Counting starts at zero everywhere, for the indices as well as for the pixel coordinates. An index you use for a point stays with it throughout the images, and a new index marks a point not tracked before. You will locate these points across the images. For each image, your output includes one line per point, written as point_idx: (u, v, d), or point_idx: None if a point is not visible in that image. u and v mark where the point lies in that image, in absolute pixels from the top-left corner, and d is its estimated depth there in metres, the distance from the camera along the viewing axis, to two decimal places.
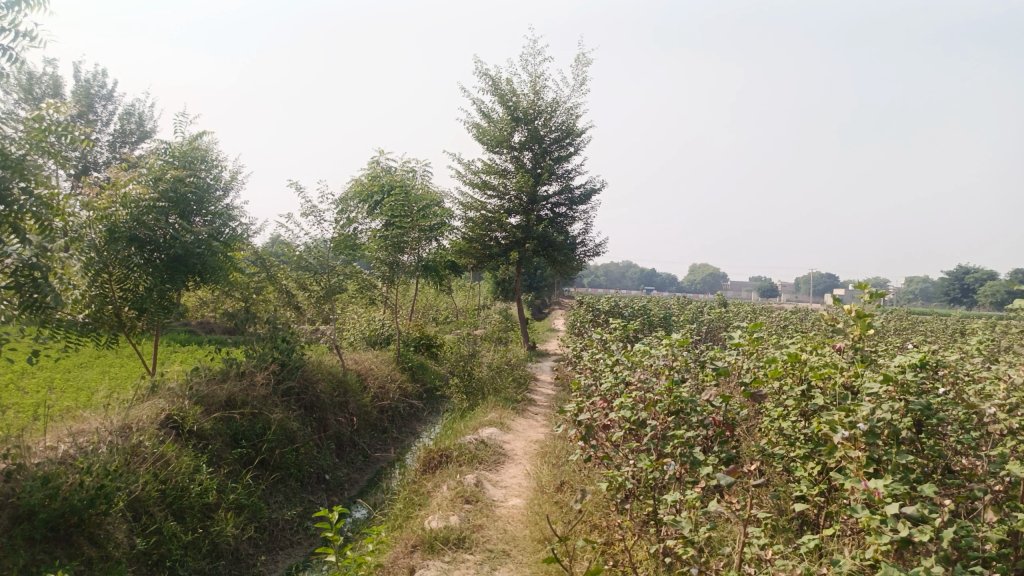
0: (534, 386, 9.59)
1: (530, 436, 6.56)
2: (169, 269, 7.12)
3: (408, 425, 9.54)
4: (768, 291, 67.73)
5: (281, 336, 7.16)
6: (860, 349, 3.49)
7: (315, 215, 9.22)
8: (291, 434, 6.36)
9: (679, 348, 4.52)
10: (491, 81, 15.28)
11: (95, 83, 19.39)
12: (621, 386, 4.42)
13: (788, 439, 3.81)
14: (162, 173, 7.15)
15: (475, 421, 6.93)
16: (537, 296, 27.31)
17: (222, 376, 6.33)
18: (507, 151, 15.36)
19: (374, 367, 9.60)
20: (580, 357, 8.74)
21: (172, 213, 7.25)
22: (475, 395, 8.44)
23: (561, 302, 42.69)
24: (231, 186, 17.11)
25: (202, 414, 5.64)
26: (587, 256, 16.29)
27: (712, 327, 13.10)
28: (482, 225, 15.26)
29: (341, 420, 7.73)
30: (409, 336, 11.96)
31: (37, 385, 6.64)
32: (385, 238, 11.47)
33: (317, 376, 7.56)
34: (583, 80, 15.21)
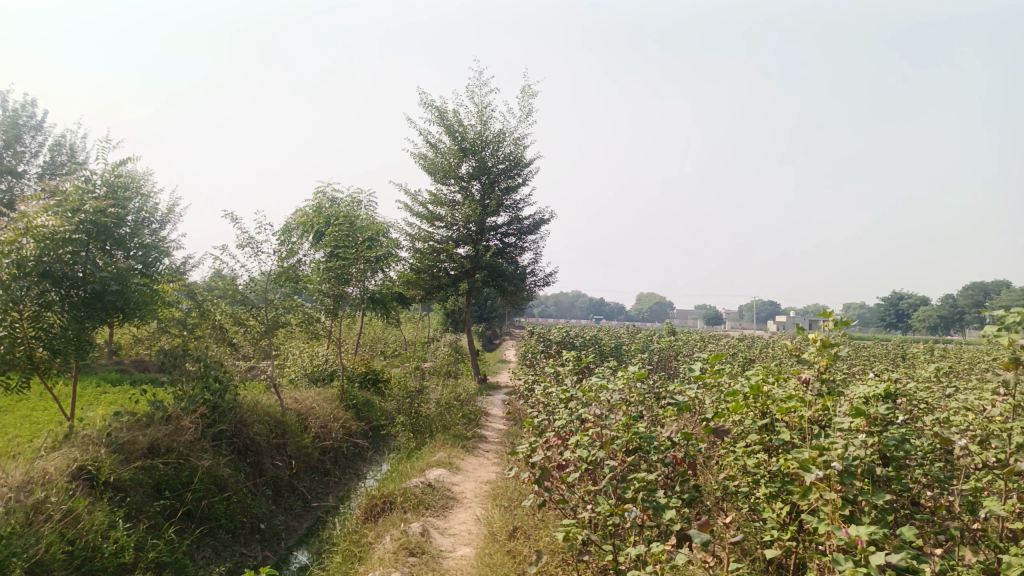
0: (485, 421, 9.25)
1: (481, 476, 6.22)
2: (86, 306, 6.66)
3: (352, 466, 9.09)
4: (714, 319, 68.87)
5: (212, 375, 6.70)
6: (827, 381, 3.27)
7: (252, 246, 8.78)
8: (221, 482, 5.89)
9: (636, 382, 4.30)
10: (437, 111, 15.11)
11: (23, 113, 18.51)
12: (575, 423, 4.17)
13: (752, 477, 3.60)
14: (79, 204, 6.67)
15: (423, 462, 6.56)
16: (487, 328, 27.04)
17: (144, 421, 5.85)
18: (454, 182, 15.15)
19: (316, 405, 9.15)
20: (532, 391, 8.46)
21: (89, 248, 6.79)
22: (423, 433, 8.07)
23: (511, 333, 42.46)
24: (167, 218, 16.47)
25: (121, 463, 5.16)
26: (537, 286, 16.11)
27: (664, 356, 13.00)
28: (430, 256, 14.94)
29: (279, 464, 7.28)
30: (354, 371, 11.51)
31: None
32: (328, 270, 11.04)
33: (252, 417, 7.09)
34: (530, 111, 15.17)
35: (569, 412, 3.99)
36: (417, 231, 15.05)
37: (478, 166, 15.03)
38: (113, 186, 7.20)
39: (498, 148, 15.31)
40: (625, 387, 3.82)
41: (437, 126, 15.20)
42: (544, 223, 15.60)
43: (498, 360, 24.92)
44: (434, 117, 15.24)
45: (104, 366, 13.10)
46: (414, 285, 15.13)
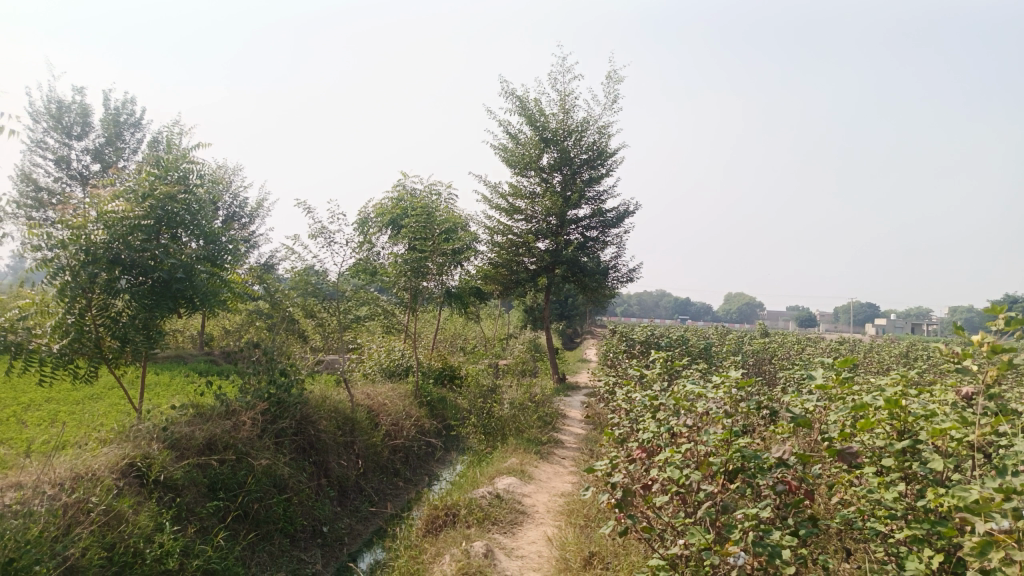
0: (562, 424, 8.68)
1: (555, 487, 5.64)
2: (155, 295, 6.39)
3: (423, 466, 8.73)
4: (807, 321, 65.80)
5: (276, 369, 6.44)
6: (994, 398, 2.56)
7: (324, 236, 8.47)
8: (281, 483, 5.58)
9: (737, 390, 3.64)
10: (518, 101, 14.62)
11: (124, 111, 19.15)
12: (664, 437, 3.55)
13: (889, 514, 2.92)
14: (149, 189, 6.43)
15: (493, 468, 6.06)
16: (569, 325, 26.40)
17: (203, 417, 5.61)
18: (535, 174, 14.60)
19: (388, 402, 8.80)
20: (614, 394, 7.80)
21: (161, 233, 6.54)
22: (495, 435, 7.57)
23: (593, 332, 41.70)
24: (255, 213, 16.69)
25: (173, 459, 4.90)
26: (620, 282, 15.36)
27: (758, 359, 12.05)
28: (509, 250, 14.48)
29: (345, 463, 6.95)
30: (430, 368, 11.16)
31: (39, 420, 6.13)
32: (405, 263, 10.64)
33: (319, 413, 6.77)
34: (616, 98, 14.44)
35: (657, 420, 3.45)
36: (496, 224, 14.62)
37: (560, 157, 14.43)
38: (183, 174, 6.87)
39: (581, 138, 14.65)
40: (723, 394, 3.25)
41: (518, 117, 14.70)
42: (629, 215, 14.85)
43: (579, 358, 24.25)
44: (515, 107, 14.76)
45: (192, 356, 13.30)
46: (493, 280, 14.71)
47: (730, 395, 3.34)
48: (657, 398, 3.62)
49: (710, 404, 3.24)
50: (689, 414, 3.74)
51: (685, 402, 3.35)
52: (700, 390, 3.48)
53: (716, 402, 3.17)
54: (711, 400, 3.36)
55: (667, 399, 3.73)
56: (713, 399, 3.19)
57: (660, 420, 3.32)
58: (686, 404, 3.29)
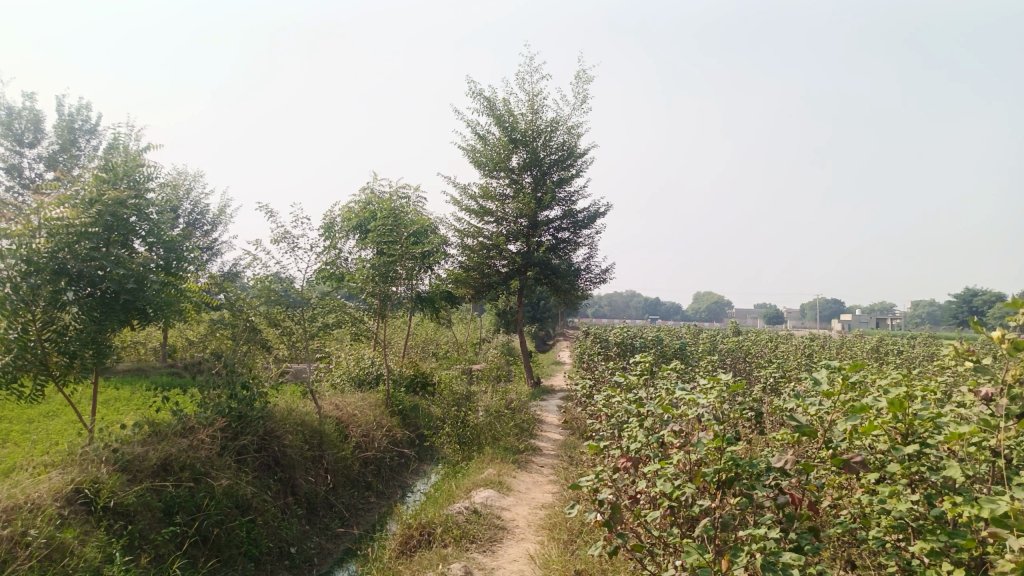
0: (539, 430, 8.44)
1: (535, 498, 5.40)
2: (105, 306, 5.99)
3: (396, 478, 8.42)
4: (774, 318, 66.79)
5: (237, 382, 6.10)
6: (1014, 400, 2.39)
7: (288, 242, 8.12)
8: (244, 504, 5.25)
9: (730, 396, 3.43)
10: (486, 101, 14.37)
11: (79, 118, 18.47)
12: (653, 448, 3.34)
13: (898, 525, 2.74)
14: (97, 194, 6.04)
15: (469, 480, 5.79)
16: (541, 328, 26.21)
17: (158, 436, 5.26)
18: (505, 175, 14.37)
19: (358, 413, 8.48)
20: (592, 398, 7.58)
21: (110, 241, 6.16)
22: (470, 445, 7.29)
23: (565, 334, 41.67)
24: (218, 220, 16.17)
25: (125, 483, 4.56)
26: (593, 283, 15.18)
27: (733, 358, 11.95)
28: (480, 253, 14.22)
29: (314, 479, 6.63)
30: (401, 375, 10.83)
31: None
32: (373, 268, 10.31)
33: (285, 427, 6.44)
34: (585, 98, 14.27)
35: (644, 431, 3.26)
36: (466, 227, 14.35)
37: (530, 158, 14.21)
38: (133, 178, 6.46)
39: (550, 138, 14.45)
40: (716, 401, 3.08)
41: (486, 117, 14.46)
42: (600, 216, 14.69)
43: (552, 361, 24.05)
44: (483, 108, 14.51)
45: (153, 369, 12.80)
46: (464, 284, 14.43)
47: (724, 402, 3.17)
48: (644, 407, 3.44)
49: (703, 413, 3.06)
50: (679, 422, 3.53)
51: (676, 410, 3.17)
52: (690, 396, 3.30)
53: (709, 410, 3.00)
54: (704, 408, 3.18)
55: (654, 408, 3.54)
56: (705, 407, 3.01)
57: (649, 431, 3.13)
58: (678, 412, 3.10)
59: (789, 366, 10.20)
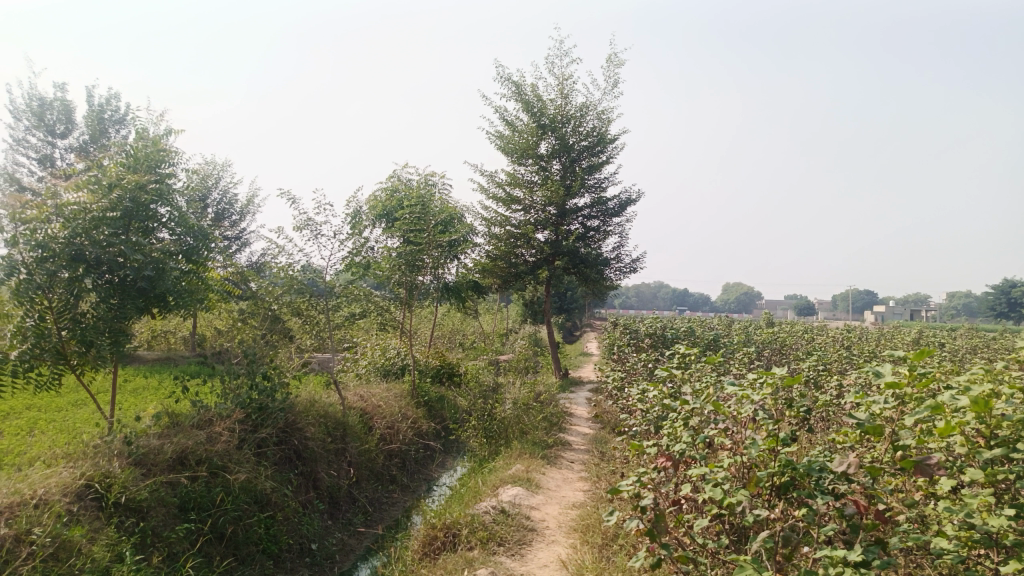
0: (568, 424, 8.16)
1: (565, 497, 5.13)
2: (123, 294, 5.82)
3: (421, 471, 8.21)
4: (805, 310, 65.64)
5: (258, 372, 5.91)
6: None
7: (311, 229, 7.92)
8: (263, 499, 5.07)
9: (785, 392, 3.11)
10: (514, 86, 14.05)
11: (109, 108, 18.51)
12: (700, 450, 3.04)
13: (983, 539, 2.42)
14: (116, 179, 5.83)
15: (496, 476, 5.54)
16: (569, 318, 25.91)
17: (176, 428, 5.09)
18: (533, 162, 14.05)
19: (383, 404, 8.28)
20: (623, 391, 7.28)
21: (130, 228, 5.94)
22: (497, 439, 7.02)
23: (593, 325, 41.34)
24: (246, 209, 16.09)
25: (139, 477, 4.39)
26: (623, 273, 14.81)
27: (769, 350, 11.54)
28: (507, 242, 13.94)
29: (337, 473, 6.43)
30: (427, 366, 10.62)
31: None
32: (399, 257, 10.04)
33: (307, 419, 6.23)
34: (615, 82, 13.88)
35: (690, 429, 2.98)
36: (493, 215, 14.08)
37: (559, 144, 13.87)
38: (153, 163, 6.24)
39: (579, 124, 14.10)
40: (769, 396, 2.78)
41: (514, 103, 14.14)
42: (631, 203, 14.32)
43: (580, 352, 23.75)
44: (511, 93, 14.20)
45: (181, 357, 12.76)
46: (490, 274, 14.18)
47: (777, 397, 2.87)
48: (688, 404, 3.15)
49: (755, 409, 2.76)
50: (728, 421, 3.23)
51: (723, 407, 2.88)
52: (741, 392, 3.01)
53: (762, 405, 2.70)
54: (755, 403, 2.88)
55: (703, 405, 3.25)
56: (759, 404, 2.71)
57: (694, 429, 2.84)
58: (726, 409, 2.81)
59: (829, 359, 9.78)
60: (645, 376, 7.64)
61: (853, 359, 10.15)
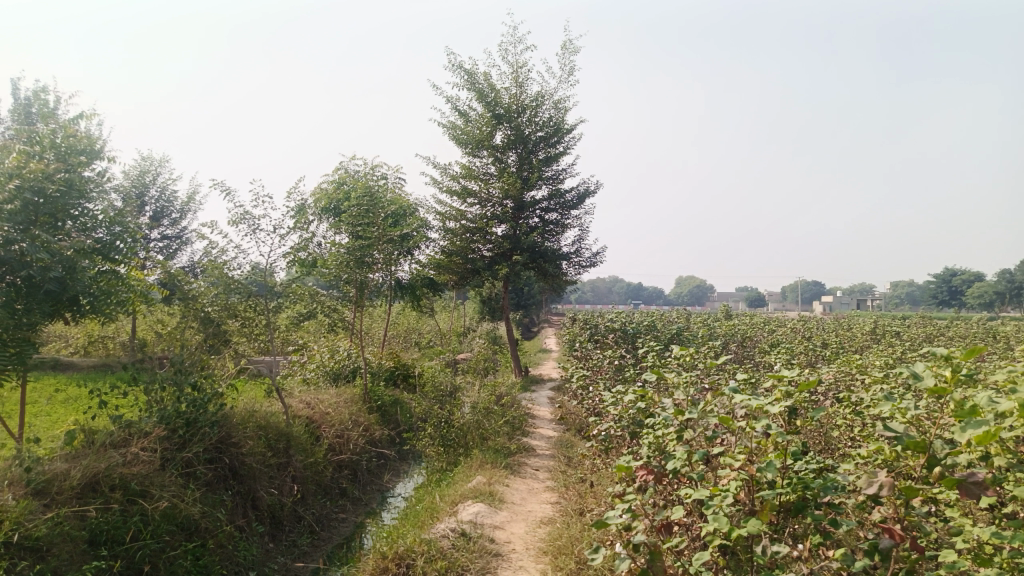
0: (530, 427, 7.69)
1: (532, 512, 4.65)
2: (27, 297, 5.10)
3: (374, 482, 7.66)
4: (756, 302, 66.64)
5: (187, 382, 5.31)
6: None
7: (247, 223, 7.28)
8: (191, 526, 4.48)
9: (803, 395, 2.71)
10: (467, 75, 13.51)
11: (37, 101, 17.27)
12: (700, 469, 2.66)
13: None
14: (16, 168, 5.14)
15: (456, 490, 5.03)
16: (526, 315, 25.51)
17: (89, 449, 4.46)
18: (488, 153, 13.53)
19: (331, 411, 7.70)
20: (588, 391, 6.84)
21: (35, 223, 5.25)
22: (456, 448, 6.50)
23: (550, 320, 41.09)
24: (187, 207, 15.19)
25: (39, 509, 3.76)
26: (582, 267, 14.41)
27: (731, 343, 11.30)
28: (463, 237, 13.41)
29: (279, 490, 5.85)
30: (381, 368, 10.05)
31: None
32: (347, 253, 9.39)
33: (244, 432, 5.63)
34: (570, 70, 13.46)
35: (684, 444, 2.57)
36: (447, 210, 13.53)
37: (514, 135, 13.40)
38: (62, 151, 5.55)
39: (535, 114, 13.64)
40: (779, 402, 2.37)
41: (467, 92, 13.60)
42: (589, 195, 13.93)
43: (538, 348, 23.36)
44: (464, 82, 13.65)
45: (116, 364, 11.87)
46: (445, 270, 13.60)
47: (790, 402, 2.47)
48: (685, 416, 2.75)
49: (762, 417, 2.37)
50: (731, 433, 2.83)
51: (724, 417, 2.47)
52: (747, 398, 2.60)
53: (770, 413, 2.31)
54: (764, 410, 2.48)
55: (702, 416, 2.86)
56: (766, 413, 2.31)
57: (694, 445, 2.43)
58: (728, 417, 2.41)
59: (795, 351, 9.53)
60: (611, 375, 7.22)
61: (819, 351, 9.94)
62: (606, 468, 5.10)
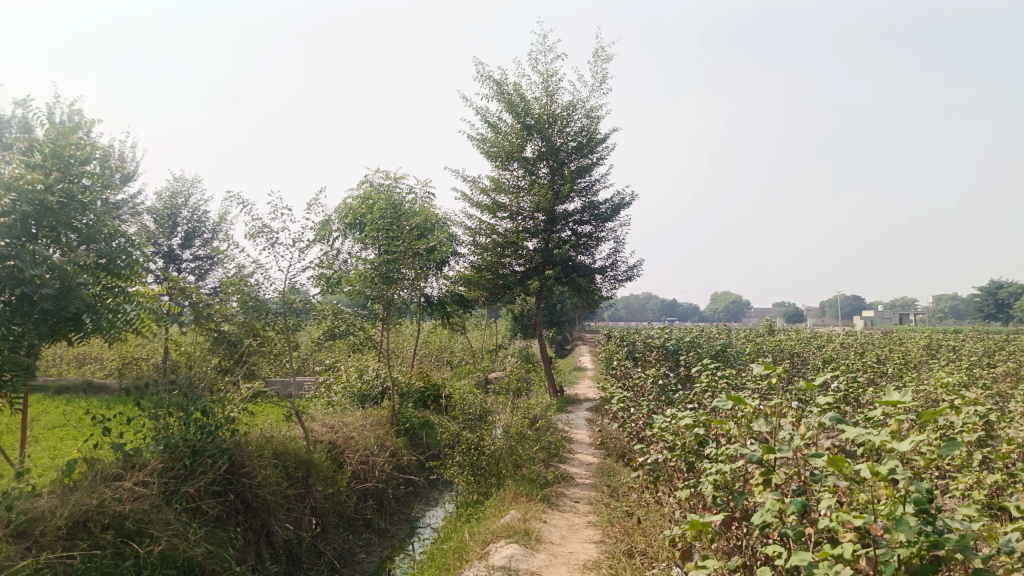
0: (568, 452, 7.15)
1: (574, 554, 4.11)
2: (24, 317, 4.71)
3: (399, 513, 7.17)
4: (794, 317, 65.15)
5: (194, 406, 4.88)
6: None
7: (265, 237, 6.89)
8: (193, 568, 4.05)
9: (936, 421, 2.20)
10: (496, 85, 13.11)
11: None
12: (797, 521, 2.16)
13: None
14: (12, 179, 4.79)
15: (487, 527, 4.52)
16: (559, 332, 24.92)
17: (82, 482, 4.06)
18: (519, 166, 13.09)
19: (356, 435, 7.24)
20: (630, 414, 6.28)
21: (34, 237, 4.88)
22: (487, 477, 5.98)
23: (584, 338, 40.40)
24: (218, 228, 14.93)
25: (17, 553, 3.34)
26: (619, 282, 13.84)
27: (779, 360, 10.64)
28: (494, 252, 12.94)
29: (297, 524, 5.40)
30: (410, 389, 9.59)
31: None
32: (372, 269, 8.95)
33: (257, 461, 5.20)
34: (603, 77, 12.98)
35: (776, 493, 2.08)
36: (478, 224, 13.08)
37: (545, 146, 12.95)
38: (64, 161, 5.15)
39: (566, 124, 13.18)
40: (907, 443, 1.86)
41: (496, 103, 13.20)
42: (624, 207, 13.40)
43: (573, 367, 22.71)
44: (493, 93, 13.25)
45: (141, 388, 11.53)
46: (477, 286, 13.13)
47: (918, 440, 1.98)
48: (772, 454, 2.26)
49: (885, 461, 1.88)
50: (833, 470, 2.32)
51: (830, 461, 1.97)
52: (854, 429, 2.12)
53: (901, 462, 1.81)
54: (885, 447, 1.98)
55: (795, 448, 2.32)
56: (893, 461, 1.81)
57: (794, 500, 1.93)
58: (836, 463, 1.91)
59: (851, 367, 8.84)
60: (654, 396, 6.63)
61: (877, 367, 9.23)
62: (654, 502, 4.55)
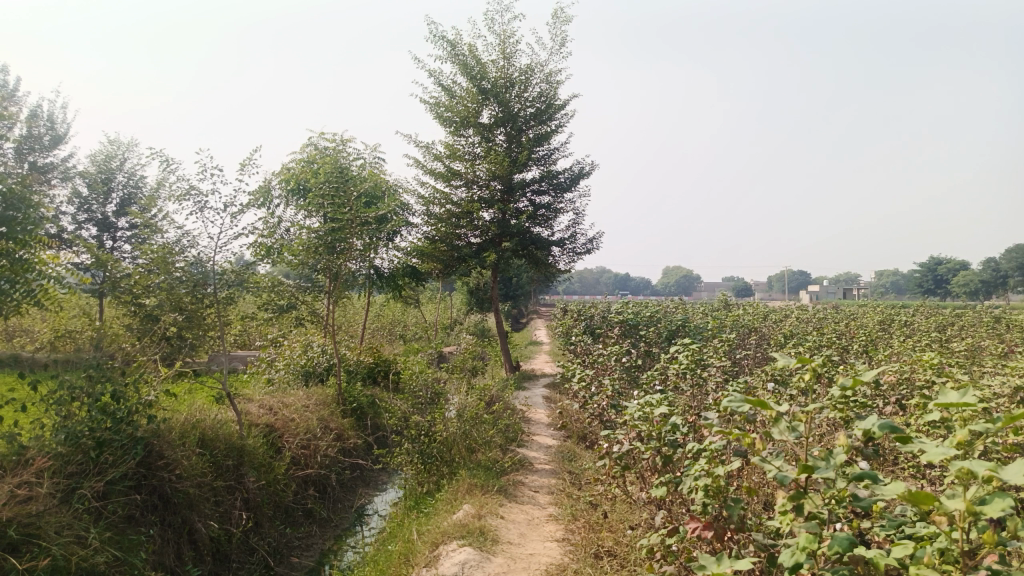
0: (526, 435, 6.72)
1: (536, 556, 3.67)
2: None
3: (344, 500, 6.67)
4: (743, 291, 66.17)
5: (100, 391, 4.16)
6: None
7: (194, 199, 6.21)
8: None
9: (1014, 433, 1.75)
10: (450, 46, 12.42)
11: None
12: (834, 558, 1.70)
13: None
14: None
15: (437, 525, 4.05)
16: (514, 305, 24.53)
17: None
18: (475, 132, 12.48)
19: (297, 417, 6.68)
20: (592, 396, 5.84)
21: None
22: (439, 466, 5.50)
23: (538, 311, 40.16)
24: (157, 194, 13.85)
25: None
26: (577, 255, 13.41)
27: (741, 337, 10.38)
28: (448, 222, 12.34)
29: (226, 519, 4.86)
30: (358, 365, 9.04)
31: None
32: (316, 239, 8.30)
33: (181, 450, 4.62)
34: (563, 40, 12.41)
35: (810, 526, 1.61)
36: (432, 193, 12.45)
37: (502, 111, 12.36)
38: None
39: (524, 88, 12.59)
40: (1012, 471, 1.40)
41: (451, 65, 12.52)
42: (583, 176, 12.94)
43: (528, 341, 22.34)
44: (446, 54, 12.56)
45: None
46: (430, 259, 12.55)
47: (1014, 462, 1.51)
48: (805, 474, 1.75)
49: (982, 494, 1.42)
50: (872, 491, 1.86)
51: (907, 494, 1.47)
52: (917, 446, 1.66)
53: (1014, 504, 1.34)
54: (968, 474, 1.53)
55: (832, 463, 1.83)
56: (1000, 501, 1.35)
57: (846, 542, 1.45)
58: (920, 498, 1.43)
59: (815, 343, 8.59)
60: (618, 376, 6.22)
61: (841, 344, 9.02)
62: (623, 495, 4.14)
